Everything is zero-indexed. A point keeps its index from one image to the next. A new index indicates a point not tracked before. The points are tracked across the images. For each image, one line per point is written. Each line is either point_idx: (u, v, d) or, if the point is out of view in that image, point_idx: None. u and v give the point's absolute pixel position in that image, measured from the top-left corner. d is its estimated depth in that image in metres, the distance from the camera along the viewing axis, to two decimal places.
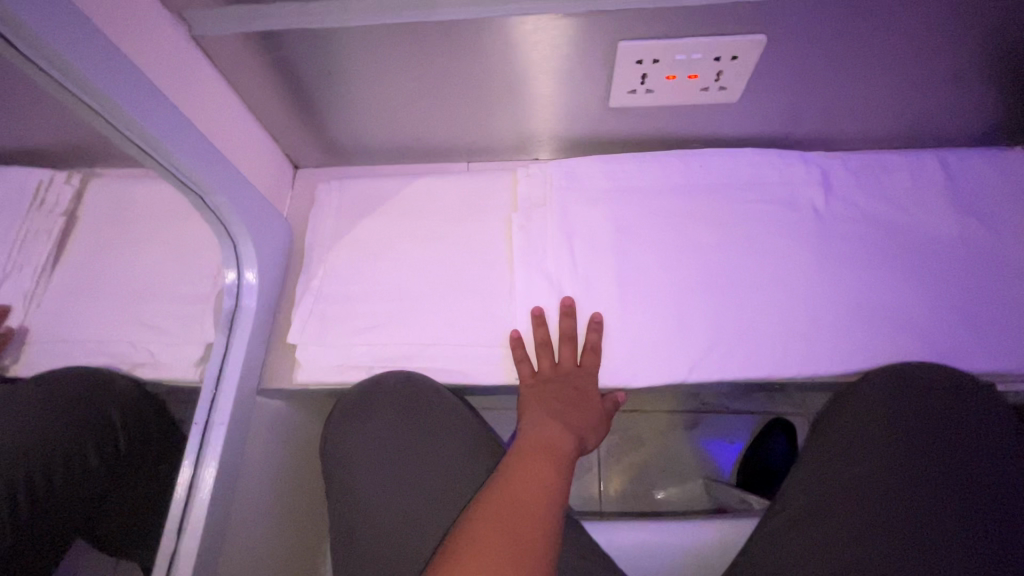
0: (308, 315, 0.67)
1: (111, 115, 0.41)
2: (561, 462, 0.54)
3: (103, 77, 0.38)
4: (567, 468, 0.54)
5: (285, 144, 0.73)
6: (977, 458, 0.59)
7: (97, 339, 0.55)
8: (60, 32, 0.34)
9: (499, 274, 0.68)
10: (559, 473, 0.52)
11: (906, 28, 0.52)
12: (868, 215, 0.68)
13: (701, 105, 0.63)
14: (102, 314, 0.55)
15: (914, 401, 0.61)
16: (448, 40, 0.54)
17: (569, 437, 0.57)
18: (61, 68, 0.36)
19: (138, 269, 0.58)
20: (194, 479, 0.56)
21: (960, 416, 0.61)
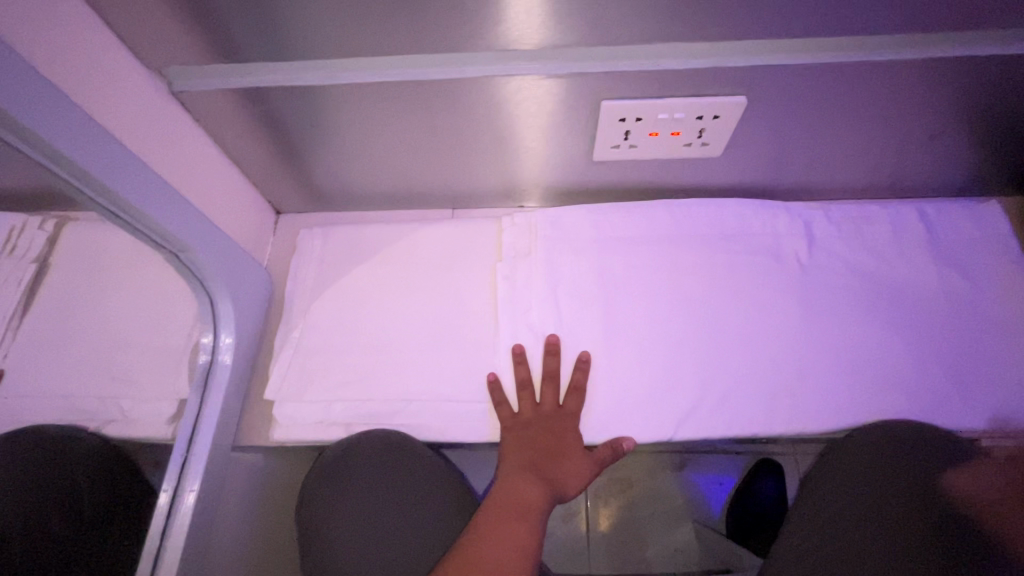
0: (286, 370, 0.65)
1: (78, 176, 0.42)
2: (534, 524, 0.56)
3: (70, 135, 0.40)
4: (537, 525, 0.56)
5: (268, 192, 0.75)
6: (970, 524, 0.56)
7: (66, 390, 0.54)
8: (27, 96, 0.37)
9: (479, 324, 0.67)
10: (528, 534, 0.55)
11: (871, 79, 0.53)
12: (851, 267, 0.66)
13: (683, 159, 0.65)
14: (74, 363, 0.55)
15: (915, 461, 0.57)
16: (417, 92, 0.56)
17: (542, 491, 0.58)
18: (27, 138, 0.38)
19: (113, 315, 0.58)
20: (165, 529, 0.58)
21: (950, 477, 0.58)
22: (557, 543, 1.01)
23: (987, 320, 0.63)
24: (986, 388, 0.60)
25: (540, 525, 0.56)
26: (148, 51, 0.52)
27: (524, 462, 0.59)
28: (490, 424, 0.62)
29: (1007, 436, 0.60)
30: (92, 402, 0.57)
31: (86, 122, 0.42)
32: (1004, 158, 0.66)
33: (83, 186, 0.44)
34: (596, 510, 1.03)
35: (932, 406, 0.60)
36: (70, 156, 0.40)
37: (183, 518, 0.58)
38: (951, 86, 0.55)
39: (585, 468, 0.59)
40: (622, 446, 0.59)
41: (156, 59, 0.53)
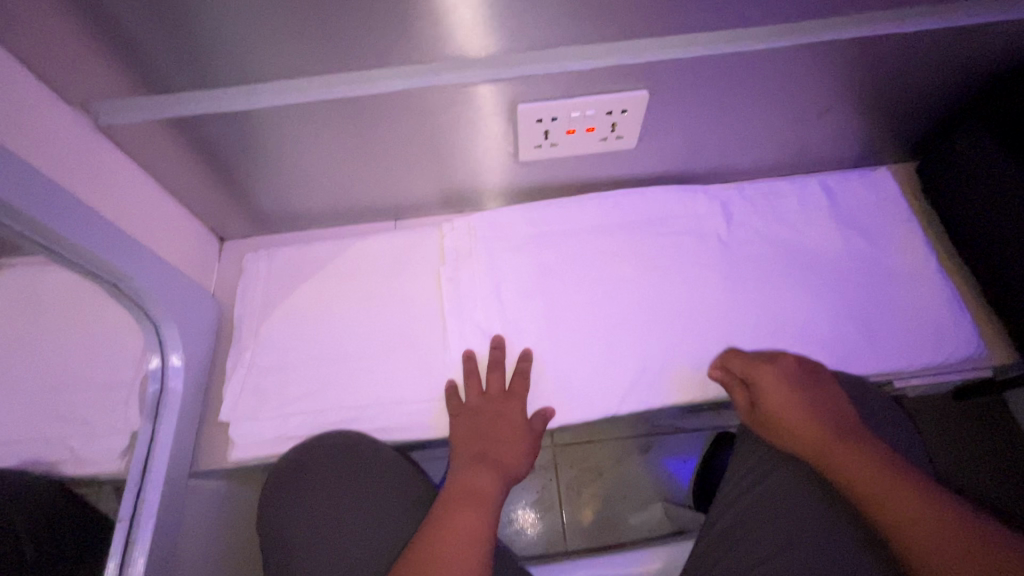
0: (239, 390, 0.66)
1: (15, 219, 0.43)
2: (488, 509, 0.55)
3: (7, 182, 0.41)
4: (492, 509, 0.55)
5: (210, 219, 0.76)
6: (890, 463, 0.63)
7: (12, 439, 0.50)
8: None
9: (428, 325, 0.69)
10: (484, 519, 0.54)
11: (754, 68, 0.60)
12: (765, 239, 0.72)
13: (602, 152, 0.70)
14: (24, 412, 0.51)
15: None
16: (342, 111, 0.59)
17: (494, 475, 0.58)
18: None
19: (59, 355, 0.55)
20: (125, 560, 0.57)
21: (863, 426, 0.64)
22: (534, 538, 1.03)
23: (886, 274, 0.70)
24: (891, 334, 0.67)
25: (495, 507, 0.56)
26: (69, 89, 0.53)
27: (475, 452, 0.60)
28: (442, 417, 0.64)
29: (914, 377, 0.66)
30: (44, 445, 0.53)
31: (19, 163, 0.42)
32: (885, 128, 0.74)
33: (19, 228, 0.44)
34: (569, 500, 1.05)
35: (846, 356, 0.65)
36: (12, 204, 0.42)
37: (143, 545, 0.57)
38: (825, 67, 0.61)
39: (529, 446, 0.62)
40: (546, 414, 0.62)
41: (80, 95, 0.54)
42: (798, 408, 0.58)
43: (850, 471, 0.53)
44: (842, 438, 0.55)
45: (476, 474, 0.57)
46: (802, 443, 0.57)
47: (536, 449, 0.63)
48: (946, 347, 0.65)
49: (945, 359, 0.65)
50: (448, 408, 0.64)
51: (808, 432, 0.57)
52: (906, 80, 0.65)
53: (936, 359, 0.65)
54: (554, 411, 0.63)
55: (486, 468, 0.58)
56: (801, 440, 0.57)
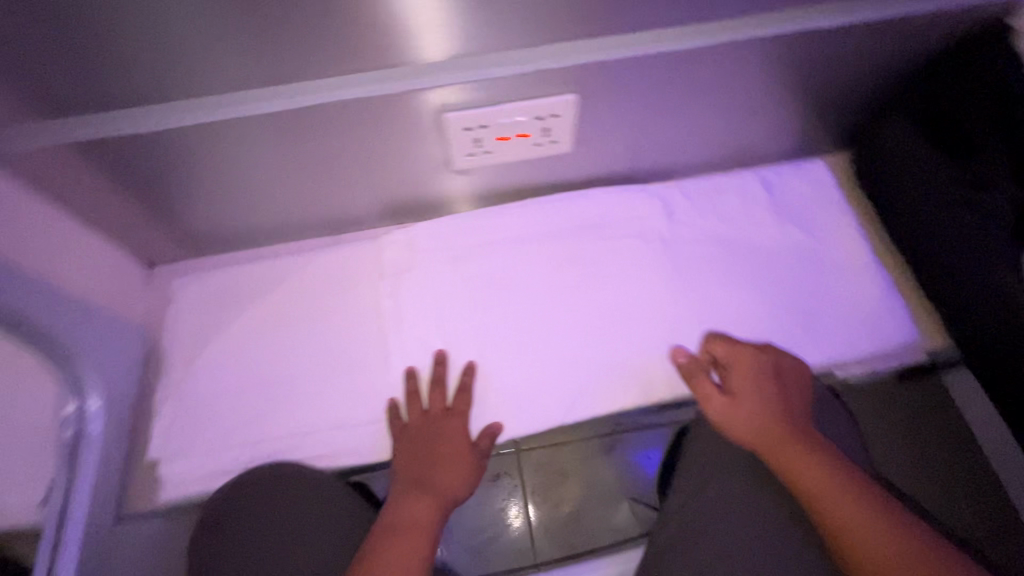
0: (170, 426, 0.62)
1: None
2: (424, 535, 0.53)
3: None
4: (428, 535, 0.53)
5: (134, 247, 0.71)
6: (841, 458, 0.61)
7: None
8: None
9: (369, 344, 0.67)
10: (418, 546, 0.52)
11: (680, 66, 0.60)
12: (707, 236, 0.72)
13: (538, 158, 0.69)
14: None
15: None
16: (262, 128, 0.57)
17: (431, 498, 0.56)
18: None
19: None
20: None
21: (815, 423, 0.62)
22: (502, 546, 1.02)
23: (824, 265, 0.71)
24: (829, 325, 0.68)
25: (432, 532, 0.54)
26: None
27: (413, 476, 0.58)
28: (385, 440, 0.62)
29: (851, 362, 0.66)
30: None
31: None
32: (817, 122, 0.75)
33: None
34: (536, 506, 1.04)
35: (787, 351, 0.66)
36: None
37: None
38: (750, 64, 0.62)
39: (471, 468, 0.60)
40: (494, 430, 0.62)
41: None
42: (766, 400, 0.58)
43: (813, 477, 0.51)
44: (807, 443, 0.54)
45: (412, 500, 0.56)
46: (761, 433, 0.56)
47: (479, 473, 0.62)
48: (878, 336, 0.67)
49: (879, 347, 0.67)
50: (391, 430, 0.62)
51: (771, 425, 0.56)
52: (830, 74, 0.66)
53: (871, 347, 0.67)
54: (501, 427, 0.62)
55: (424, 493, 0.56)
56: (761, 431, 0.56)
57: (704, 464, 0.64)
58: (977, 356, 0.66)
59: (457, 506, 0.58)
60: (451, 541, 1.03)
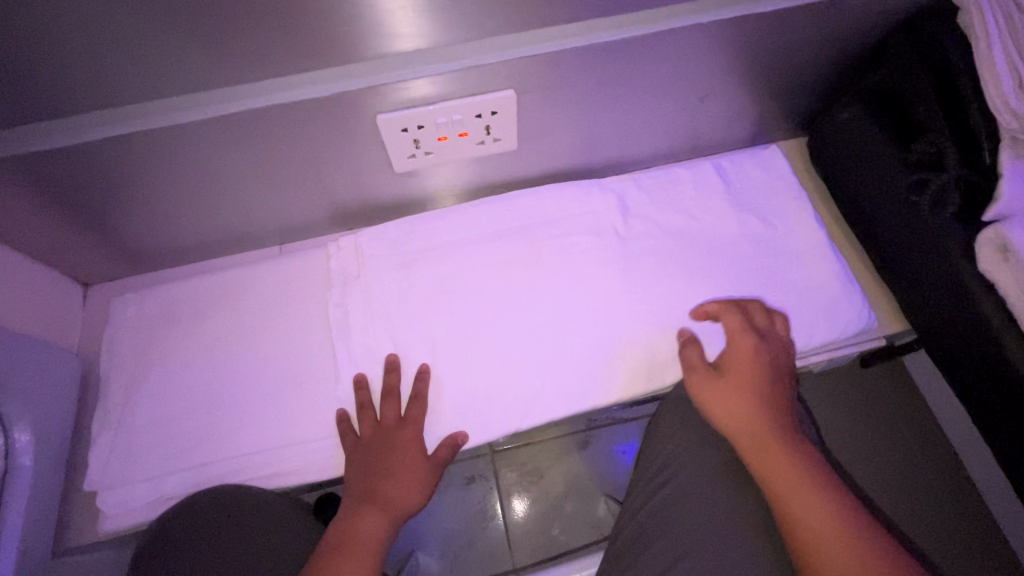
0: (109, 453, 0.60)
1: None
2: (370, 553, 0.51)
3: None
4: (374, 553, 0.51)
5: (68, 267, 0.69)
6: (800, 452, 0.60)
7: None
8: None
9: (317, 356, 0.65)
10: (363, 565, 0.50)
11: (620, 57, 0.58)
12: (662, 228, 0.71)
13: (484, 156, 0.67)
14: None
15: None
16: (182, 138, 0.54)
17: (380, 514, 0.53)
18: None
19: None
20: None
21: None
22: (480, 550, 1.01)
23: (780, 253, 0.70)
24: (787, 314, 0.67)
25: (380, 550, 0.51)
26: None
27: (364, 489, 0.55)
28: (337, 455, 0.60)
29: (812, 354, 0.67)
30: None
31: None
32: (769, 107, 0.74)
33: None
34: (512, 507, 1.03)
35: None
36: None
37: None
38: (691, 52, 0.60)
39: (426, 477, 0.57)
40: (457, 440, 0.60)
41: None
42: (756, 391, 0.55)
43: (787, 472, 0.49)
44: (789, 446, 0.51)
45: (362, 516, 0.53)
46: (743, 431, 0.53)
47: (435, 482, 0.59)
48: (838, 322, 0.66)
49: (838, 333, 0.66)
50: (343, 444, 0.60)
51: (755, 424, 0.53)
52: (775, 59, 0.65)
53: (831, 334, 0.66)
54: (465, 435, 0.60)
55: (374, 507, 0.54)
56: (744, 431, 0.53)
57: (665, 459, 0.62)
58: (932, 340, 0.65)
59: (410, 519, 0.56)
60: (428, 547, 1.01)
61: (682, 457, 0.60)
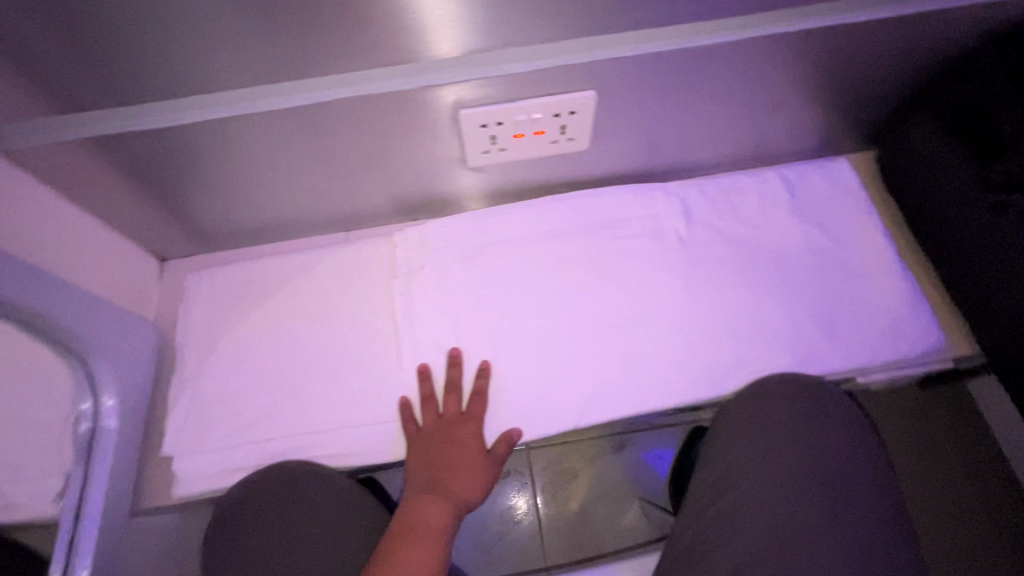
0: (184, 421, 0.63)
1: None
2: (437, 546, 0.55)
3: None
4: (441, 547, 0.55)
5: (148, 241, 0.72)
6: (859, 470, 0.60)
7: None
8: None
9: (381, 342, 0.67)
10: (431, 557, 0.54)
11: (702, 64, 0.58)
12: (725, 236, 0.71)
13: (555, 155, 0.68)
14: None
15: (788, 421, 0.62)
16: (272, 122, 0.56)
17: (444, 509, 0.57)
18: None
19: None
20: None
21: (826, 435, 0.62)
22: (512, 545, 1.02)
23: (847, 268, 0.69)
24: (853, 331, 0.66)
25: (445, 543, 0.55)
26: None
27: (428, 481, 0.59)
28: (398, 442, 0.62)
29: (877, 371, 0.65)
30: None
31: None
32: (842, 120, 0.73)
33: None
34: (546, 504, 1.04)
35: (807, 357, 0.64)
36: None
37: None
38: (775, 61, 0.60)
39: (486, 474, 0.60)
40: (511, 437, 0.61)
41: None
42: None
43: None
44: None
45: (429, 507, 0.57)
46: None
47: (494, 477, 0.61)
48: (905, 344, 0.65)
49: (904, 354, 0.65)
50: (405, 433, 0.61)
51: None
52: (858, 71, 0.64)
53: (897, 352, 0.64)
54: (519, 432, 0.61)
55: (439, 499, 0.57)
56: None
57: (720, 468, 0.63)
58: (1001, 364, 0.64)
59: (468, 512, 0.59)
60: (461, 538, 1.03)
61: (744, 470, 0.61)
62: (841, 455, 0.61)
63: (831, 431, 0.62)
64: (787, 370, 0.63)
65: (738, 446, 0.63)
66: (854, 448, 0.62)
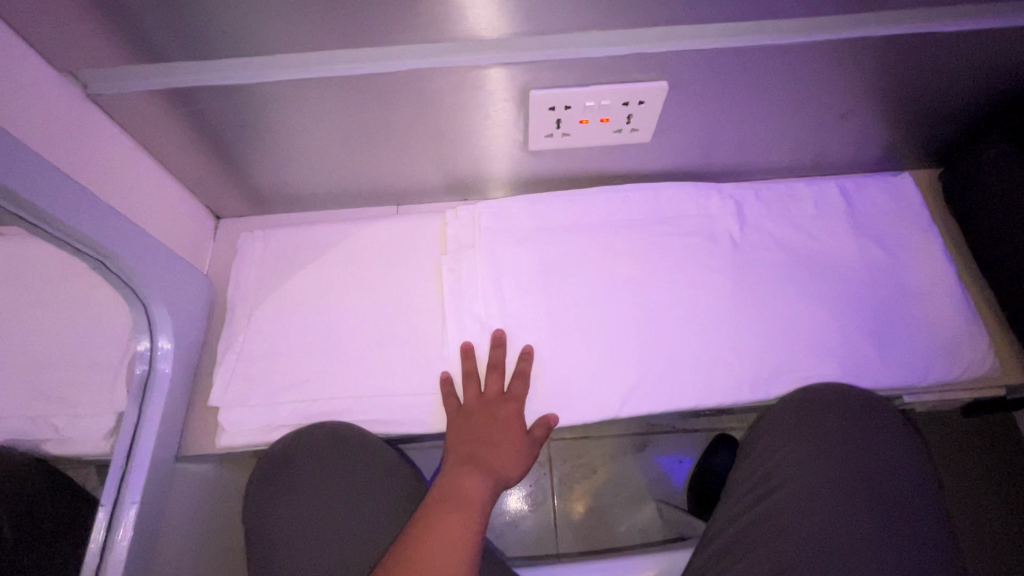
0: (231, 375, 0.64)
1: (6, 197, 0.41)
2: (477, 516, 0.54)
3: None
4: (482, 517, 0.54)
5: (206, 197, 0.74)
6: (906, 485, 0.60)
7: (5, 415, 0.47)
8: None
9: (427, 316, 0.68)
10: (472, 525, 0.53)
11: (782, 66, 0.57)
12: (778, 241, 0.70)
13: (615, 145, 0.67)
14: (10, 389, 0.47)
15: (832, 433, 0.62)
16: (345, 90, 0.56)
17: (484, 481, 0.57)
18: None
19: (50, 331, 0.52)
20: (112, 522, 0.56)
21: (873, 448, 0.62)
22: (525, 532, 1.03)
23: (902, 285, 0.68)
24: (905, 348, 0.64)
25: (485, 514, 0.55)
26: (61, 55, 0.50)
27: (468, 454, 0.59)
28: (437, 415, 0.63)
29: (923, 391, 0.64)
30: (23, 424, 0.50)
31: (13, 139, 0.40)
32: (911, 134, 0.71)
33: (9, 206, 0.42)
34: (562, 495, 1.04)
35: (855, 370, 0.63)
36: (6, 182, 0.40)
37: (128, 520, 0.56)
38: (855, 68, 0.58)
39: (524, 452, 0.60)
40: (550, 421, 0.61)
41: (73, 63, 0.51)
42: None
43: None
44: None
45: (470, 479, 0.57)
46: None
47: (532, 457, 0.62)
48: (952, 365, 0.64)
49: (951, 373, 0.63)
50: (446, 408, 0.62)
51: None
52: (939, 85, 0.62)
53: (949, 374, 0.63)
54: (556, 418, 0.61)
55: (480, 472, 0.57)
56: None
57: (760, 472, 0.63)
58: None
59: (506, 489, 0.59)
60: None
61: (783, 477, 0.62)
62: (887, 467, 0.61)
63: (879, 444, 0.62)
64: (833, 381, 0.63)
65: (777, 453, 0.63)
66: (903, 462, 0.61)
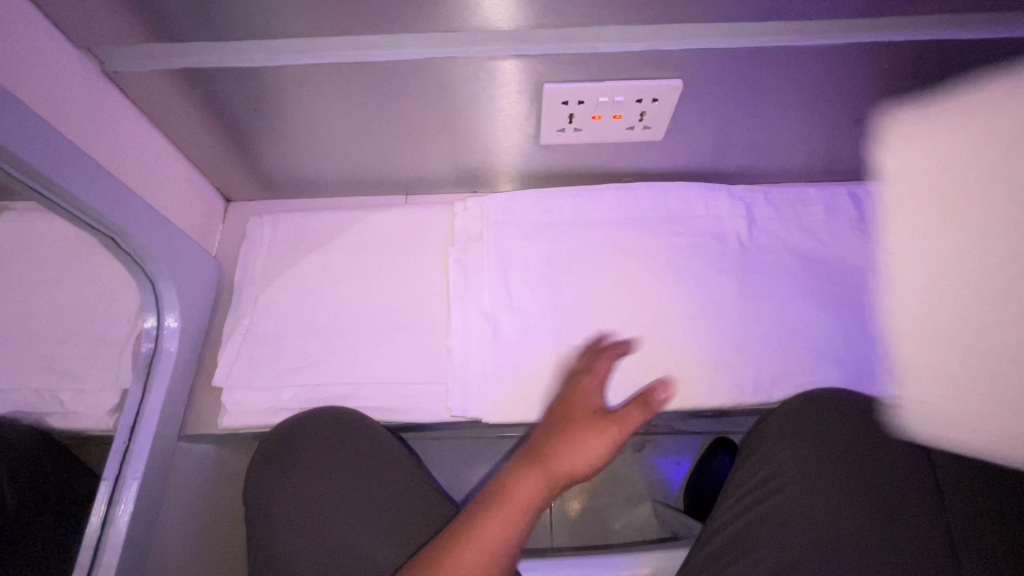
0: (235, 357, 0.65)
1: (20, 169, 0.41)
2: (523, 507, 0.48)
3: (12, 129, 0.39)
4: (528, 510, 0.48)
5: (217, 179, 0.75)
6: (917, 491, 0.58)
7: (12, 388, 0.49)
8: None
9: (433, 306, 0.68)
10: (511, 518, 0.47)
11: (800, 69, 0.56)
12: (786, 245, 0.70)
13: (627, 141, 0.67)
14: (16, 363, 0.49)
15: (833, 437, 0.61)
16: (359, 77, 0.56)
17: (538, 469, 0.51)
18: None
19: None
20: (114, 496, 0.56)
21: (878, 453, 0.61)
22: None
23: None
24: None
25: (533, 506, 0.49)
26: (79, 31, 0.50)
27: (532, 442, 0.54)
28: (439, 405, 0.63)
29: None
30: (31, 397, 0.51)
31: (27, 111, 0.40)
32: None
33: (23, 178, 0.42)
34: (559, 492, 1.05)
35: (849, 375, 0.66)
36: (21, 154, 0.40)
37: (129, 495, 0.56)
38: (874, 74, 0.58)
39: (601, 438, 0.52)
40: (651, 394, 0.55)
41: (89, 38, 0.51)
42: None
43: None
44: None
45: (519, 471, 0.51)
46: None
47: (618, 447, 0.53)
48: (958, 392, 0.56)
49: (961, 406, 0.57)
50: (473, 405, 0.63)
51: None
52: None
53: None
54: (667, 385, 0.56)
55: (532, 464, 0.51)
56: None
57: (759, 473, 0.63)
58: None
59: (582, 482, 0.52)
60: None
61: (786, 476, 0.61)
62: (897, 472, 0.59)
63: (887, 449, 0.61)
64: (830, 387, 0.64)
65: (777, 454, 0.63)
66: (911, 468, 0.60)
